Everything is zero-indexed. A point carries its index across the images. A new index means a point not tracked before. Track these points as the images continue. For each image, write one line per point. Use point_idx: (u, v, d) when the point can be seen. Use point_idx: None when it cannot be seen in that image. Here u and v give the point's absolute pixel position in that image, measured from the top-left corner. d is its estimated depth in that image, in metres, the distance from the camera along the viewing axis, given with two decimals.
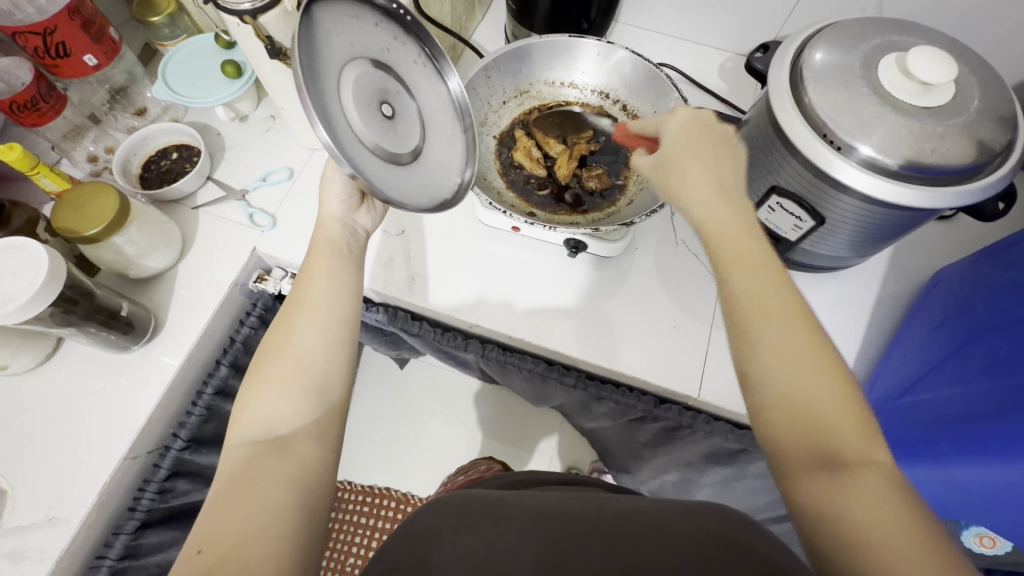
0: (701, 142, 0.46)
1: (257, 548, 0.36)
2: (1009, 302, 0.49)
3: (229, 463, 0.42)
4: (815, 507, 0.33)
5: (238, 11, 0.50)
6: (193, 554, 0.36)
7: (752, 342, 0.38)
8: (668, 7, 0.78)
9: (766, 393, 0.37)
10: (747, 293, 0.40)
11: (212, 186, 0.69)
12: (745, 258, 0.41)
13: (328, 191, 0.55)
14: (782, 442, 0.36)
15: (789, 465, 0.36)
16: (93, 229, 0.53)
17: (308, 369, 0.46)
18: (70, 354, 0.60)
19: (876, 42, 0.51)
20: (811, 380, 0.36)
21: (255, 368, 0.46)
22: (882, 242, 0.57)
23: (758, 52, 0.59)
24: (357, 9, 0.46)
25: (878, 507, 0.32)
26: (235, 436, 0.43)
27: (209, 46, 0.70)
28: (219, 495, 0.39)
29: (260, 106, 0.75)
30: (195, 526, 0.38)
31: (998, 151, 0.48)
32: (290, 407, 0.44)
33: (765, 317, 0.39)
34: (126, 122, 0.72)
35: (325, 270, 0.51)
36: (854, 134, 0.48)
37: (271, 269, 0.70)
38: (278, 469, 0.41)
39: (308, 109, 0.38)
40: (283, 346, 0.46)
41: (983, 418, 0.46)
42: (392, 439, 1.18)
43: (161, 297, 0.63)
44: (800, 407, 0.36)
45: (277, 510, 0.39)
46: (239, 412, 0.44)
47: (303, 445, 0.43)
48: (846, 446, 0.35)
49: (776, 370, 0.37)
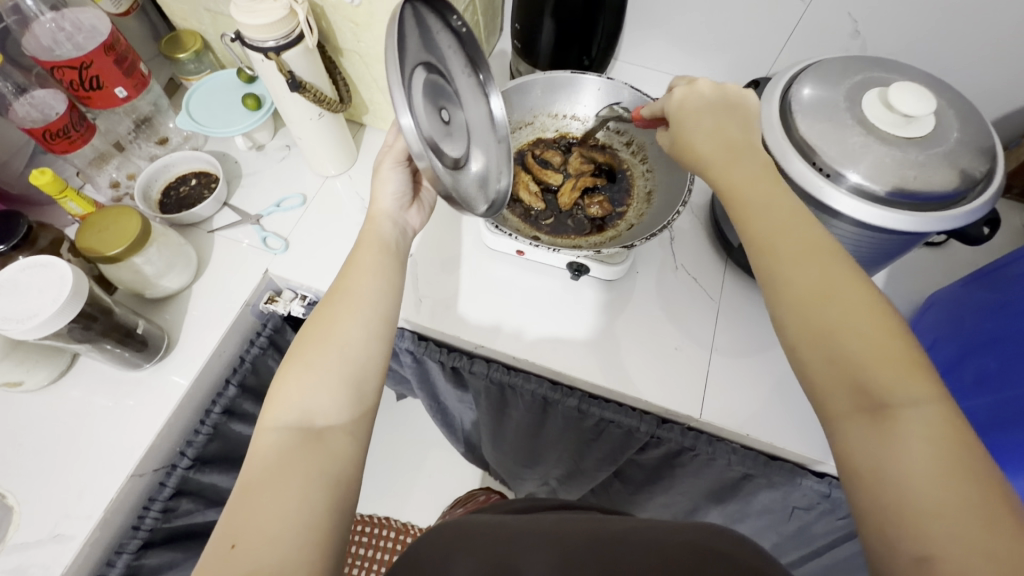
0: (715, 118, 0.49)
1: (292, 553, 0.36)
2: (990, 322, 0.49)
3: (264, 448, 0.42)
4: (851, 443, 0.35)
5: (263, 48, 0.55)
6: (227, 548, 0.36)
7: (775, 277, 0.40)
8: (665, 47, 0.84)
9: (789, 320, 0.39)
10: (767, 235, 0.42)
11: (228, 211, 0.72)
12: (766, 208, 0.43)
13: (381, 188, 0.57)
14: (815, 377, 0.37)
15: (819, 397, 0.37)
16: (115, 249, 0.55)
17: (348, 362, 0.47)
18: (84, 371, 0.62)
19: (858, 78, 0.54)
20: (835, 312, 0.37)
21: (295, 352, 0.47)
22: (873, 265, 0.59)
23: (749, 88, 0.61)
24: (427, 21, 0.50)
25: (912, 447, 0.32)
26: (271, 422, 0.44)
27: (232, 80, 0.74)
28: (250, 484, 0.40)
29: (277, 136, 0.78)
30: (223, 518, 0.38)
31: (979, 178, 0.50)
32: (330, 399, 0.45)
33: (780, 255, 0.41)
34: (148, 150, 0.75)
35: (370, 267, 0.52)
36: (841, 162, 0.51)
37: (281, 290, 0.71)
38: (317, 459, 0.41)
39: (396, 99, 0.40)
40: (325, 333, 0.47)
41: (992, 433, 0.46)
42: (393, 468, 1.18)
43: (174, 318, 0.65)
44: (825, 345, 0.37)
45: (308, 506, 0.39)
46: (276, 397, 0.45)
47: (339, 438, 0.44)
48: (882, 379, 0.34)
49: (797, 309, 0.39)
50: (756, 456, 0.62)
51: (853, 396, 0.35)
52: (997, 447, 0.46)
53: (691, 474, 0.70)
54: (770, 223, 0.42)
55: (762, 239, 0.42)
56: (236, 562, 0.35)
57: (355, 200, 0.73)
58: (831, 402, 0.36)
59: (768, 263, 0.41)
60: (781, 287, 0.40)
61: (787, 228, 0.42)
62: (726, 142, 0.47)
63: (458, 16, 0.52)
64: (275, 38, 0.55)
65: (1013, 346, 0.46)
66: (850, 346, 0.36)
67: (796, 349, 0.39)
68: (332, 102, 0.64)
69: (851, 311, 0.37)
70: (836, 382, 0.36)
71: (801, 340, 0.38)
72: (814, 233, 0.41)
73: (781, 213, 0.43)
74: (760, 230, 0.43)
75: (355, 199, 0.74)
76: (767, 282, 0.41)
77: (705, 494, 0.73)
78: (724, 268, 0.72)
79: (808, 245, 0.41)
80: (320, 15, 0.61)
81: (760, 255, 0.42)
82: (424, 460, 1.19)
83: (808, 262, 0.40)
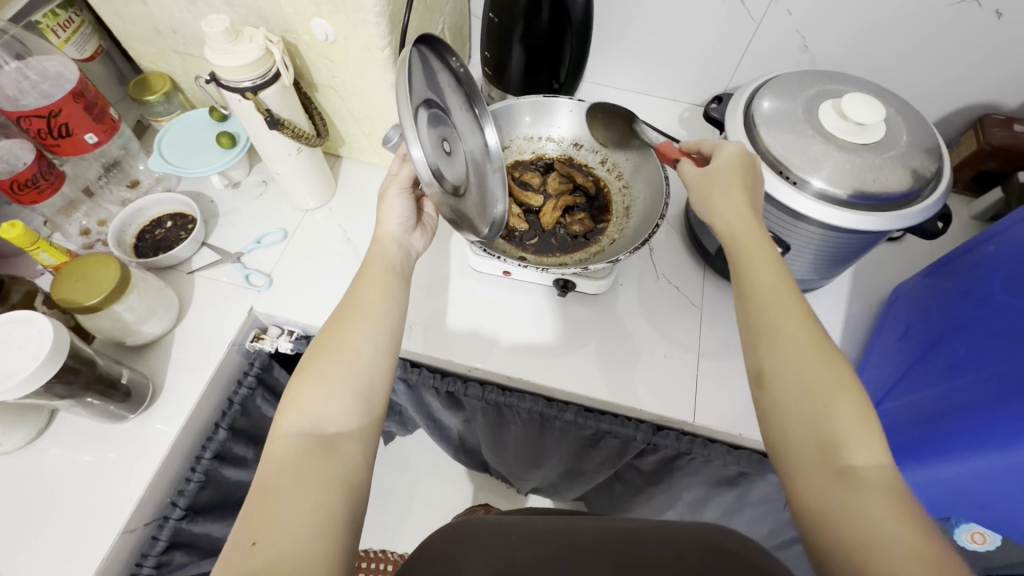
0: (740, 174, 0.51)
1: (308, 555, 0.36)
2: (959, 310, 0.51)
3: (278, 453, 0.42)
4: (817, 496, 0.38)
5: (239, 89, 0.55)
6: (249, 545, 0.36)
7: (769, 340, 0.44)
8: (629, 67, 0.87)
9: (778, 380, 0.42)
10: (764, 298, 0.46)
11: (207, 251, 0.71)
12: (765, 274, 0.47)
13: (387, 213, 0.58)
14: (791, 434, 0.41)
15: (797, 454, 0.40)
16: (93, 299, 0.54)
17: (358, 373, 0.46)
18: (64, 427, 0.59)
19: (813, 91, 0.58)
20: (819, 378, 0.41)
21: (309, 360, 0.47)
22: (842, 263, 0.63)
23: (714, 103, 0.65)
24: (427, 56, 0.52)
25: (876, 503, 0.36)
26: (283, 427, 0.43)
27: (204, 119, 0.73)
28: (262, 488, 0.40)
29: (253, 172, 0.78)
30: (239, 518, 0.38)
31: (930, 178, 0.54)
32: (342, 406, 0.45)
33: (780, 315, 0.45)
34: (120, 194, 0.73)
35: (378, 284, 0.52)
36: (805, 169, 0.54)
37: (267, 328, 0.70)
38: (330, 464, 0.42)
39: (409, 131, 0.43)
40: (338, 345, 0.47)
41: (953, 417, 0.45)
42: (386, 499, 1.16)
43: (158, 364, 0.63)
44: (810, 405, 0.41)
45: (325, 509, 0.39)
46: (288, 403, 0.45)
47: (350, 446, 0.44)
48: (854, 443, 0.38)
49: (788, 370, 0.42)
50: (750, 454, 0.64)
51: (827, 453, 0.39)
52: (952, 429, 0.44)
53: (689, 477, 0.71)
54: (761, 286, 0.46)
55: (760, 301, 0.46)
56: (254, 559, 0.35)
57: (337, 231, 0.74)
58: (802, 457, 0.40)
59: (765, 326, 0.45)
60: (776, 343, 0.44)
61: (783, 296, 0.45)
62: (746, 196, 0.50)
63: (456, 57, 0.54)
64: (252, 78, 0.55)
65: (981, 332, 0.47)
66: (831, 412, 0.40)
67: (778, 403, 0.42)
68: (309, 137, 0.65)
69: (832, 375, 0.41)
70: (814, 441, 0.40)
71: (785, 394, 0.42)
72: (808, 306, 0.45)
73: (771, 275, 0.47)
74: (756, 294, 0.46)
75: (337, 230, 0.74)
76: (759, 338, 0.45)
77: (702, 495, 0.75)
78: (704, 275, 0.74)
79: (800, 314, 0.44)
80: (294, 53, 0.62)
81: (755, 316, 0.46)
82: (417, 486, 1.18)
83: (798, 327, 0.44)
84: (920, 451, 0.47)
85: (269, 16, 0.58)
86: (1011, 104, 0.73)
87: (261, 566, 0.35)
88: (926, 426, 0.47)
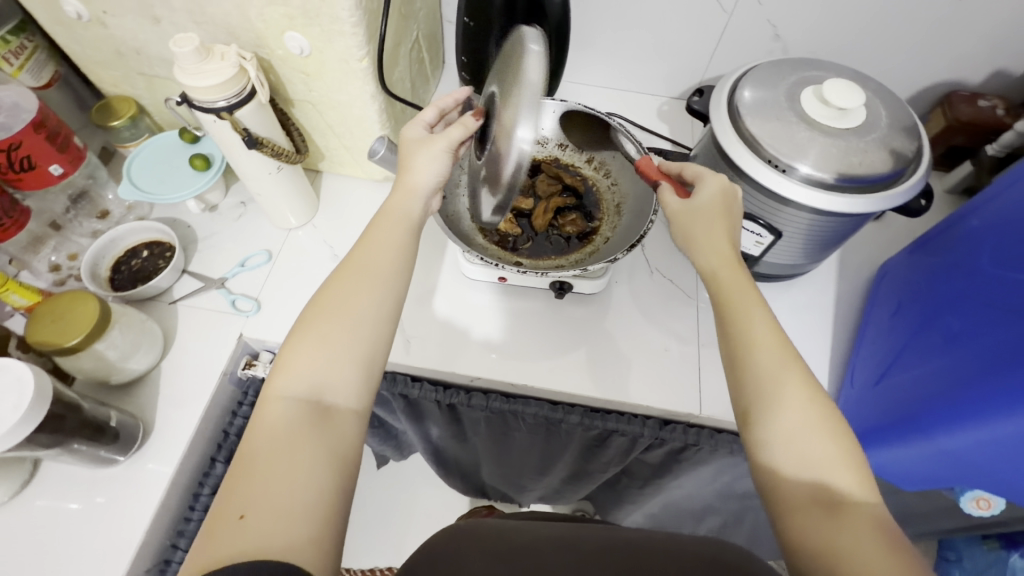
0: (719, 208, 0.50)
1: (296, 532, 0.36)
2: (949, 285, 0.52)
3: (272, 418, 0.41)
4: (807, 534, 0.38)
5: (214, 109, 0.53)
6: (237, 518, 0.36)
7: (755, 376, 0.43)
8: (606, 63, 0.87)
9: (766, 416, 0.42)
10: (749, 333, 0.45)
11: (189, 278, 0.68)
12: (749, 308, 0.46)
13: (423, 164, 0.53)
14: (780, 471, 0.41)
15: (787, 493, 0.40)
16: (74, 338, 0.52)
17: (359, 339, 0.45)
18: (50, 476, 0.56)
19: (793, 78, 0.59)
20: (806, 417, 0.41)
21: (308, 320, 0.46)
22: (830, 246, 0.64)
23: (696, 96, 0.65)
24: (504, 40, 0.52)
25: (865, 541, 0.36)
26: (280, 391, 0.43)
27: (174, 142, 0.70)
28: (253, 456, 0.39)
29: (230, 193, 0.75)
30: (229, 486, 0.38)
31: (911, 157, 0.56)
32: (340, 375, 0.44)
33: (765, 352, 0.44)
34: (90, 226, 0.70)
35: (382, 241, 0.50)
36: (792, 156, 0.54)
37: (258, 353, 0.68)
38: (324, 436, 0.41)
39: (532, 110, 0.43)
40: (340, 309, 0.46)
41: (956, 392, 0.45)
42: (389, 515, 1.14)
43: (146, 401, 0.60)
44: (799, 444, 0.41)
45: (316, 486, 0.38)
46: (283, 365, 0.44)
47: (347, 419, 0.43)
48: (841, 481, 0.39)
49: (776, 408, 0.42)
50: None
51: (816, 494, 0.39)
52: (955, 403, 0.45)
53: (696, 467, 0.72)
54: (745, 326, 0.45)
55: (743, 337, 0.45)
56: (243, 534, 0.35)
57: (324, 248, 0.72)
58: (791, 494, 0.40)
59: (750, 361, 0.44)
60: (761, 385, 0.43)
61: (767, 332, 0.45)
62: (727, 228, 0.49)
63: None
64: (226, 98, 0.53)
65: (973, 308, 0.48)
66: (816, 453, 0.40)
67: (764, 443, 0.42)
68: (289, 154, 0.63)
69: (817, 413, 0.42)
70: (802, 481, 0.40)
71: (772, 434, 0.42)
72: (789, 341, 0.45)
73: (754, 314, 0.46)
74: (741, 329, 0.45)
75: (324, 247, 0.72)
76: (745, 376, 0.44)
77: (709, 484, 0.76)
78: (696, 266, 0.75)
79: (784, 350, 0.44)
80: (267, 68, 0.60)
81: (740, 350, 0.45)
82: (419, 500, 1.16)
83: (784, 368, 0.43)
84: (923, 425, 0.48)
85: (239, 32, 0.56)
86: (974, 80, 0.75)
87: (246, 542, 0.34)
88: (929, 402, 0.48)
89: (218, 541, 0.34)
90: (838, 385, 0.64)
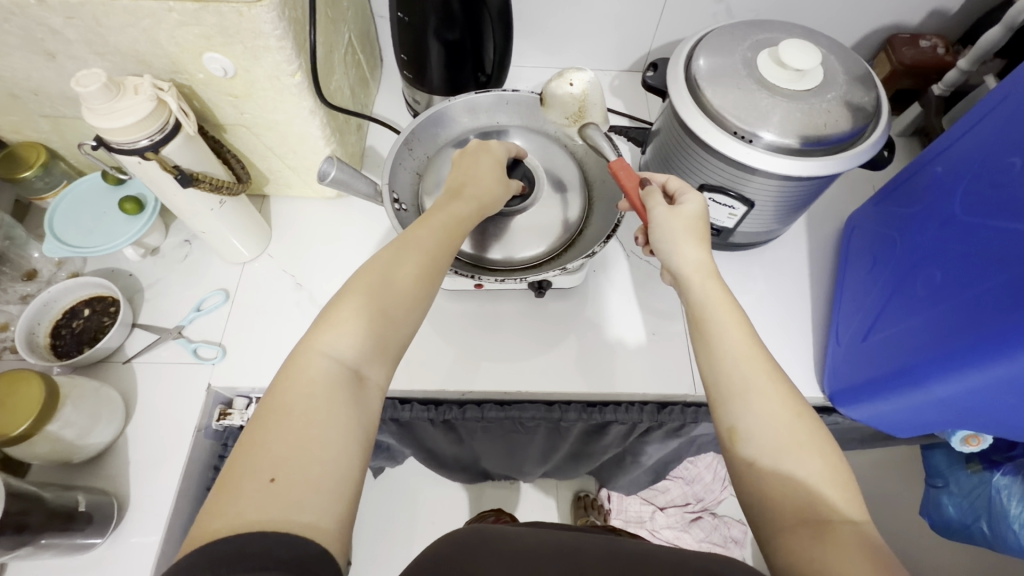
0: (689, 227, 0.49)
1: (326, 506, 0.34)
2: (925, 233, 0.53)
3: (313, 376, 0.39)
4: (794, 554, 0.37)
5: (137, 150, 0.48)
6: (267, 481, 0.33)
7: (741, 392, 0.42)
8: (551, 42, 0.83)
9: (755, 433, 0.41)
10: (731, 352, 0.44)
11: (141, 332, 0.63)
12: (729, 326, 0.45)
13: (496, 194, 0.55)
14: (768, 489, 0.40)
15: (777, 513, 0.39)
16: (24, 424, 0.47)
17: (407, 307, 0.44)
18: (21, 573, 0.52)
19: (747, 43, 0.58)
20: (794, 433, 0.41)
21: (363, 277, 0.44)
22: (800, 209, 0.64)
23: (651, 71, 0.63)
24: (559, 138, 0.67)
25: (853, 559, 0.35)
26: (325, 349, 0.40)
27: (98, 186, 0.64)
28: (290, 411, 0.37)
29: (172, 233, 0.69)
30: (263, 440, 0.35)
31: (872, 111, 0.55)
32: (382, 347, 0.42)
33: (752, 369, 0.43)
34: (18, 290, 0.64)
35: (439, 224, 0.49)
36: (755, 124, 0.53)
37: (231, 400, 0.63)
38: (358, 407, 0.39)
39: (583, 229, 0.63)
40: (396, 278, 0.44)
41: (946, 341, 0.46)
42: (391, 526, 1.12)
43: (116, 473, 0.56)
44: (786, 460, 0.40)
45: (349, 458, 0.36)
46: (328, 324, 0.41)
47: (376, 395, 0.41)
48: (830, 497, 0.38)
49: (765, 423, 0.41)
50: None
51: (804, 507, 0.38)
52: (947, 352, 0.46)
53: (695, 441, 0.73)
54: (729, 343, 0.44)
55: (722, 357, 0.44)
56: (275, 497, 0.33)
57: (284, 278, 0.67)
58: (775, 513, 0.39)
59: (735, 379, 0.43)
60: (750, 403, 0.42)
61: (749, 351, 0.44)
62: (700, 243, 0.49)
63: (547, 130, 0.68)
64: (148, 135, 0.48)
65: (951, 253, 0.49)
66: (801, 470, 0.39)
67: (754, 462, 0.41)
68: (231, 185, 0.58)
69: (805, 430, 0.41)
70: (793, 497, 0.39)
71: (758, 453, 0.40)
72: (771, 360, 0.44)
73: (736, 336, 0.45)
74: (723, 349, 0.44)
75: (284, 277, 0.67)
76: (731, 396, 0.43)
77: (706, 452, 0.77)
78: None
79: (766, 370, 0.43)
80: (189, 95, 0.54)
81: (721, 368, 0.44)
82: (417, 508, 1.14)
83: (767, 387, 0.42)
84: (916, 375, 0.49)
85: (150, 59, 0.50)
86: (914, 21, 0.76)
87: (279, 511, 0.32)
88: (920, 352, 0.49)
89: (249, 497, 0.32)
90: (823, 343, 0.65)
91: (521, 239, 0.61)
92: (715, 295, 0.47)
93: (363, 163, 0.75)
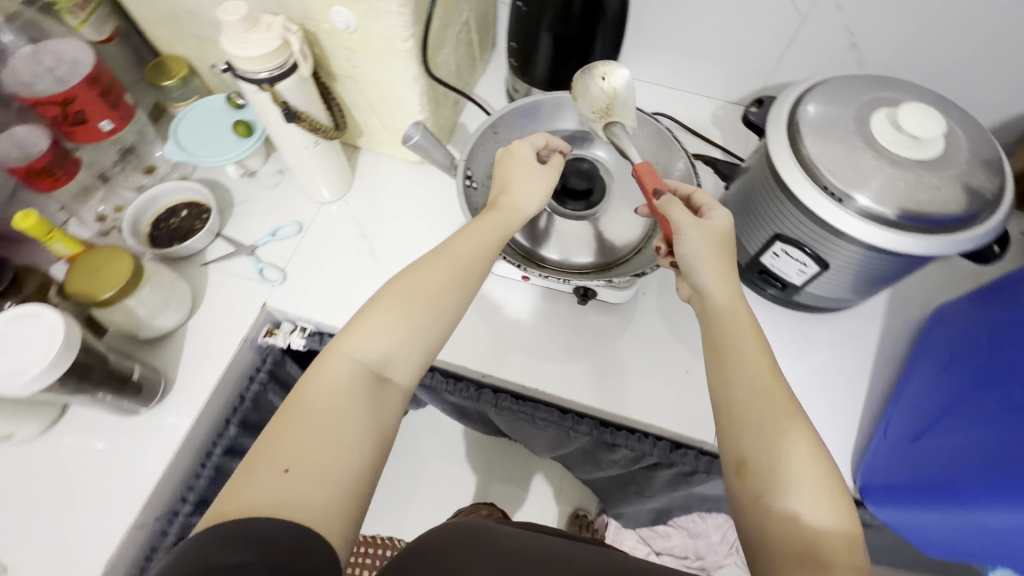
0: (721, 243, 0.48)
1: (333, 499, 0.37)
2: (1012, 344, 0.48)
3: (337, 377, 0.42)
4: None
5: (255, 80, 0.53)
6: (282, 471, 0.37)
7: (750, 421, 0.41)
8: (664, 59, 0.82)
9: (761, 465, 0.39)
10: (746, 380, 0.42)
11: (223, 242, 0.69)
12: (747, 353, 0.44)
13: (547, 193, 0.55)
14: (768, 526, 0.37)
15: (775, 553, 0.36)
16: (106, 292, 0.54)
17: (436, 316, 0.46)
18: (76, 418, 0.60)
19: (865, 98, 0.54)
20: (802, 469, 0.38)
21: (397, 283, 0.47)
22: (882, 284, 0.59)
23: (754, 106, 0.61)
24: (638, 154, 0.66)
25: None
26: (351, 352, 0.43)
27: (220, 106, 0.71)
28: (312, 408, 0.40)
29: (270, 161, 0.76)
30: (284, 435, 0.39)
31: (991, 198, 0.50)
32: (405, 354, 0.45)
33: (765, 397, 0.42)
34: (136, 180, 0.73)
35: (480, 229, 0.51)
36: (851, 184, 0.50)
37: (280, 322, 0.69)
38: (375, 409, 0.42)
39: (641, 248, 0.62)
40: (430, 288, 0.46)
41: (1007, 468, 0.41)
42: (391, 482, 1.16)
43: (170, 357, 0.63)
44: (789, 499, 0.37)
45: (359, 457, 0.40)
46: (357, 326, 0.45)
47: (393, 396, 0.44)
48: (833, 546, 0.36)
49: (771, 457, 0.39)
50: None
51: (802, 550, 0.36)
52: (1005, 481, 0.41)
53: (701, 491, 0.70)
54: (749, 372, 0.43)
55: (732, 386, 0.43)
56: (288, 488, 0.36)
57: (352, 225, 0.72)
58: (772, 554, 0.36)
59: (747, 406, 0.42)
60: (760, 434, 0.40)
61: (763, 379, 0.42)
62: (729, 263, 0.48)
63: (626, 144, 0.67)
64: (268, 69, 0.53)
65: None
66: (802, 513, 0.37)
67: (759, 497, 0.39)
68: (327, 129, 0.62)
69: (816, 470, 0.38)
70: (791, 541, 0.36)
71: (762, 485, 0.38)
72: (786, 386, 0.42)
73: (754, 363, 0.43)
74: (736, 376, 0.43)
75: (352, 224, 0.72)
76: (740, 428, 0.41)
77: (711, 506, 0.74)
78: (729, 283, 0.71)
79: (778, 399, 0.41)
80: (313, 41, 0.59)
81: (733, 394, 0.43)
82: (419, 474, 1.18)
83: (779, 419, 0.40)
84: (962, 494, 0.44)
85: (287, 2, 0.55)
86: None
87: (290, 500, 0.36)
88: (974, 471, 0.44)
89: (266, 484, 0.36)
90: (869, 433, 0.60)
91: (577, 243, 0.61)
92: (743, 320, 0.45)
93: (451, 136, 0.78)
